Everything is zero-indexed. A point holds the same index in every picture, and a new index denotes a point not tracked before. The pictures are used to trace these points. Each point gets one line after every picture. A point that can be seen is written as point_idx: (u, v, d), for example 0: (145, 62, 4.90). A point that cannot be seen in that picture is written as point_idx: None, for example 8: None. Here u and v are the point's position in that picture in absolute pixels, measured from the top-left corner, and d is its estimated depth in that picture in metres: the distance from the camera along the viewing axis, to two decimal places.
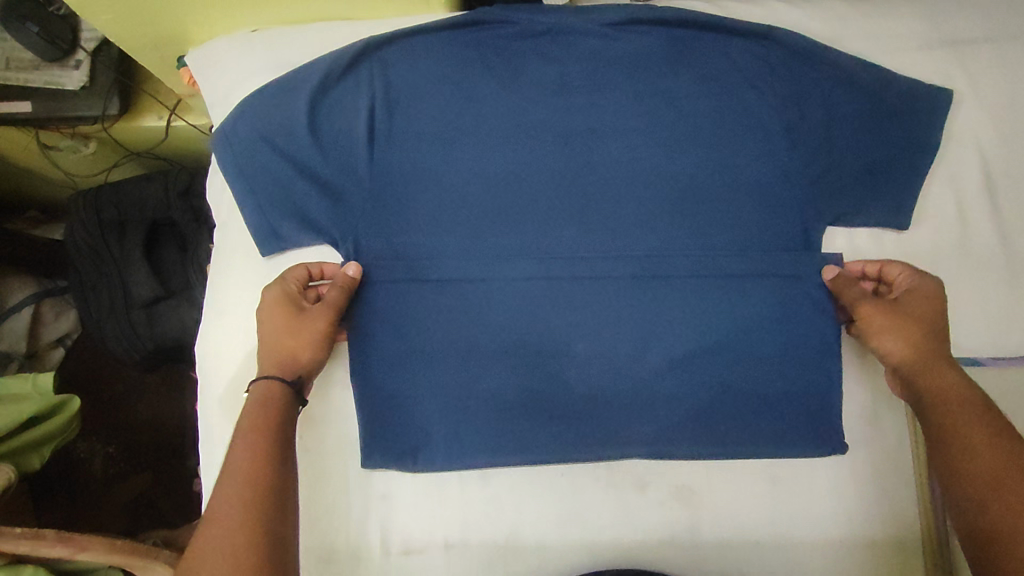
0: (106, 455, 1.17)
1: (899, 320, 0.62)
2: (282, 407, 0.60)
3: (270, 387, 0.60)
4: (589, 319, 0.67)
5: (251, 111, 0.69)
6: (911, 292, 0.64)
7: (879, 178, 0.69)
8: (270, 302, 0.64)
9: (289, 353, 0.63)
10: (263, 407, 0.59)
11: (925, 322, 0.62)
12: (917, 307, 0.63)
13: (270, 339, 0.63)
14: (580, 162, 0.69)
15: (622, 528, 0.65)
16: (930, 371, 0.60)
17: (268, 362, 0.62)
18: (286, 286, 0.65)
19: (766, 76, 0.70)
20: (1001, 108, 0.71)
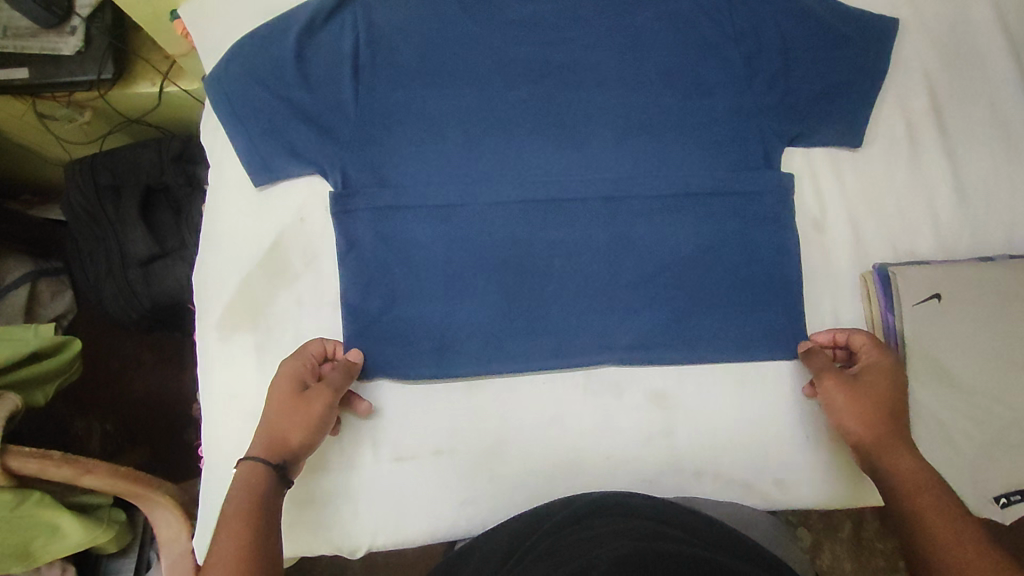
0: (101, 432, 1.17)
1: (855, 396, 0.62)
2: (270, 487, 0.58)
3: (256, 467, 0.59)
4: (566, 238, 0.71)
5: (241, 52, 0.73)
6: (869, 365, 0.64)
7: (836, 100, 0.73)
8: (280, 376, 0.65)
9: (283, 436, 0.62)
10: (247, 490, 0.57)
11: (882, 398, 0.62)
12: (874, 383, 0.63)
13: (267, 415, 0.63)
14: (553, 94, 0.73)
15: (602, 430, 0.69)
16: (888, 451, 0.59)
17: (260, 443, 0.61)
18: (297, 359, 0.66)
19: (724, 10, 0.74)
20: (943, 35, 0.76)
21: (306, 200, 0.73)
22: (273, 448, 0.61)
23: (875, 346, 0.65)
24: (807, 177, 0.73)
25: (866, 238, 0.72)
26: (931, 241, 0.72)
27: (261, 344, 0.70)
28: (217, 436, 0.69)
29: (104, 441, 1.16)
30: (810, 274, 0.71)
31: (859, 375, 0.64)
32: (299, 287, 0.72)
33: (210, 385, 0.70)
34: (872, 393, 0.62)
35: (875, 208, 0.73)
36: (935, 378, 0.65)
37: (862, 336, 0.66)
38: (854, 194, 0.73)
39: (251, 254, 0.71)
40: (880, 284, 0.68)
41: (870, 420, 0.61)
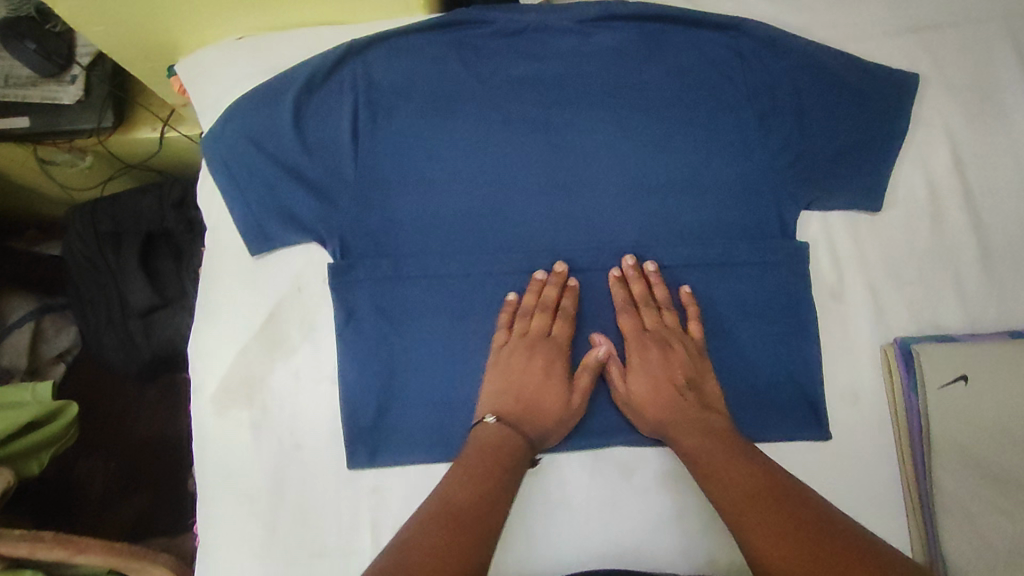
0: (104, 472, 1.13)
1: (638, 400, 0.65)
2: (522, 454, 0.60)
3: (521, 437, 0.61)
4: (572, 311, 0.69)
5: (239, 115, 0.71)
6: (635, 367, 0.65)
7: (854, 163, 0.70)
8: (556, 368, 0.66)
9: (544, 421, 0.64)
10: (508, 446, 0.59)
11: (664, 386, 0.64)
12: (647, 387, 0.64)
13: (530, 393, 0.64)
14: (558, 156, 0.71)
15: (611, 513, 0.66)
16: (672, 426, 0.62)
17: (521, 416, 0.63)
18: (567, 354, 0.67)
19: (737, 67, 0.71)
20: (967, 91, 0.72)
21: (303, 269, 0.70)
22: (534, 425, 0.63)
23: (628, 332, 0.67)
24: (825, 243, 0.70)
25: (887, 308, 0.69)
26: (957, 310, 0.68)
27: (257, 420, 0.68)
28: (212, 516, 0.67)
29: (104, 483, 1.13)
30: (828, 346, 0.68)
31: (630, 391, 0.65)
32: (298, 359, 0.69)
33: (206, 462, 0.68)
34: (653, 390, 0.64)
35: (897, 276, 0.69)
36: (961, 464, 0.62)
37: (623, 322, 0.67)
38: (874, 262, 0.70)
39: (247, 326, 0.69)
40: (902, 362, 0.65)
41: (657, 419, 0.64)
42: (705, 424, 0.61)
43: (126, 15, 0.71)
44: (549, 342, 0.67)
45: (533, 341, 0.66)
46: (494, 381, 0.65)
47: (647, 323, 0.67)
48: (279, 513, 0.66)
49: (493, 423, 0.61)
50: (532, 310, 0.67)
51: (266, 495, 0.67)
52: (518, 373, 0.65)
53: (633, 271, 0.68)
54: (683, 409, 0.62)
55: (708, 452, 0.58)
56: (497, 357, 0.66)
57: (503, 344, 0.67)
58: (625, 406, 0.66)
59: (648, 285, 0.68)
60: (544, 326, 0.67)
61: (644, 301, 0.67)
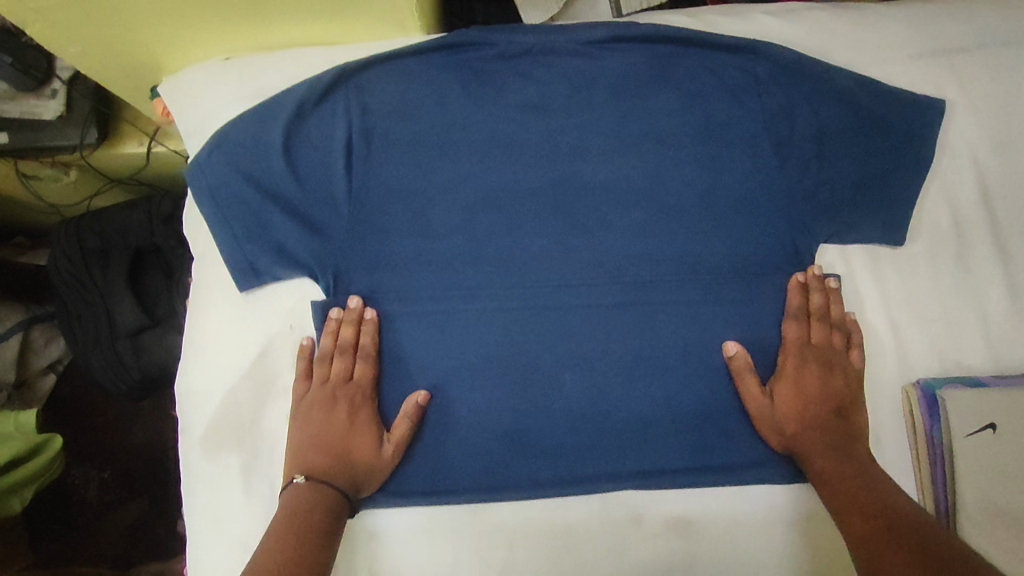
0: (99, 480, 1.15)
1: (783, 408, 0.63)
2: (336, 514, 0.58)
3: (330, 492, 0.59)
4: (578, 349, 0.65)
5: (226, 141, 0.67)
6: (789, 378, 0.63)
7: (874, 194, 0.66)
8: (310, 419, 0.62)
9: (354, 472, 0.61)
10: (309, 508, 0.57)
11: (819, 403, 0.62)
12: (792, 405, 0.63)
13: (338, 444, 0.61)
14: (563, 185, 0.67)
15: (617, 559, 0.64)
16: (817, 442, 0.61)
17: (333, 471, 0.60)
18: (372, 399, 0.64)
19: (752, 92, 0.68)
20: (995, 117, 0.69)
21: (295, 305, 0.67)
22: (344, 477, 0.60)
23: (791, 342, 0.64)
24: (843, 279, 0.67)
25: (908, 346, 0.66)
26: (982, 348, 0.65)
27: (248, 465, 0.65)
28: (201, 565, 0.64)
29: (100, 491, 1.14)
30: None
31: (778, 399, 0.63)
32: (289, 400, 0.66)
33: (193, 508, 0.65)
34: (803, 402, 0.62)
35: (919, 312, 0.66)
36: (988, 516, 0.60)
37: (788, 331, 0.64)
38: (894, 298, 0.66)
39: (236, 366, 0.66)
40: (926, 407, 0.62)
41: (794, 437, 0.62)
42: (845, 449, 0.59)
43: (106, 34, 0.67)
44: (349, 387, 0.63)
45: (332, 392, 0.63)
46: (298, 437, 0.62)
47: (813, 337, 0.64)
48: None
49: (299, 483, 0.58)
50: (331, 354, 0.64)
51: (257, 543, 0.64)
52: (318, 425, 0.62)
53: (817, 281, 0.64)
54: (824, 430, 0.61)
55: (838, 475, 0.57)
56: (298, 410, 0.63)
57: (305, 395, 0.64)
58: (762, 419, 0.63)
59: (826, 298, 0.64)
60: (344, 371, 0.64)
61: (819, 314, 0.64)
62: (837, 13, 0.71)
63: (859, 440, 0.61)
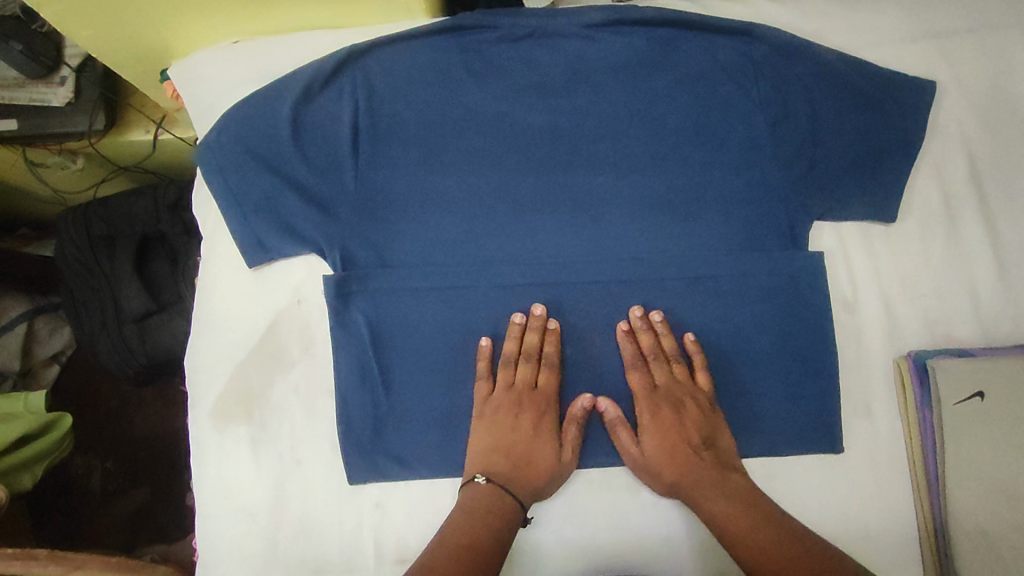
0: (103, 470, 1.16)
1: (661, 451, 0.63)
2: (512, 521, 0.60)
3: (511, 503, 0.61)
4: (580, 324, 0.67)
5: (235, 121, 0.69)
6: (647, 426, 0.64)
7: (867, 172, 0.68)
8: (489, 423, 0.64)
9: (534, 479, 0.63)
10: (493, 521, 0.59)
11: (677, 441, 0.63)
12: (660, 449, 0.63)
13: (523, 451, 0.63)
14: (565, 164, 0.69)
15: (618, 528, 0.65)
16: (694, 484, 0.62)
17: (517, 478, 0.62)
18: (556, 406, 0.65)
19: (749, 74, 0.70)
20: (984, 99, 0.71)
21: (303, 281, 0.68)
22: (528, 486, 0.63)
23: (639, 391, 0.65)
24: (837, 254, 0.69)
25: (900, 320, 0.67)
26: (971, 322, 0.67)
27: (257, 436, 0.66)
28: (209, 534, 0.65)
29: (104, 480, 1.15)
30: (841, 359, 0.67)
31: (644, 447, 0.63)
32: (297, 374, 0.67)
33: (203, 478, 0.66)
34: (675, 442, 0.63)
35: (911, 287, 0.68)
36: (978, 481, 0.61)
37: (635, 381, 0.65)
38: (887, 274, 0.68)
39: (246, 340, 0.67)
40: (916, 376, 0.64)
41: (674, 482, 0.62)
42: (728, 489, 0.61)
43: (117, 17, 0.69)
44: (535, 394, 0.65)
45: (519, 397, 0.65)
46: (481, 438, 0.64)
47: (658, 380, 0.65)
48: (279, 529, 0.65)
49: (482, 484, 0.61)
50: (514, 359, 0.65)
51: (265, 512, 0.65)
52: (504, 429, 0.64)
53: (641, 323, 0.66)
54: (697, 474, 0.62)
55: (737, 527, 0.58)
56: (482, 410, 0.64)
57: (489, 397, 0.65)
58: (640, 469, 0.64)
59: (656, 338, 0.66)
60: (529, 378, 0.65)
61: (654, 354, 0.65)
62: None
63: (728, 468, 0.63)
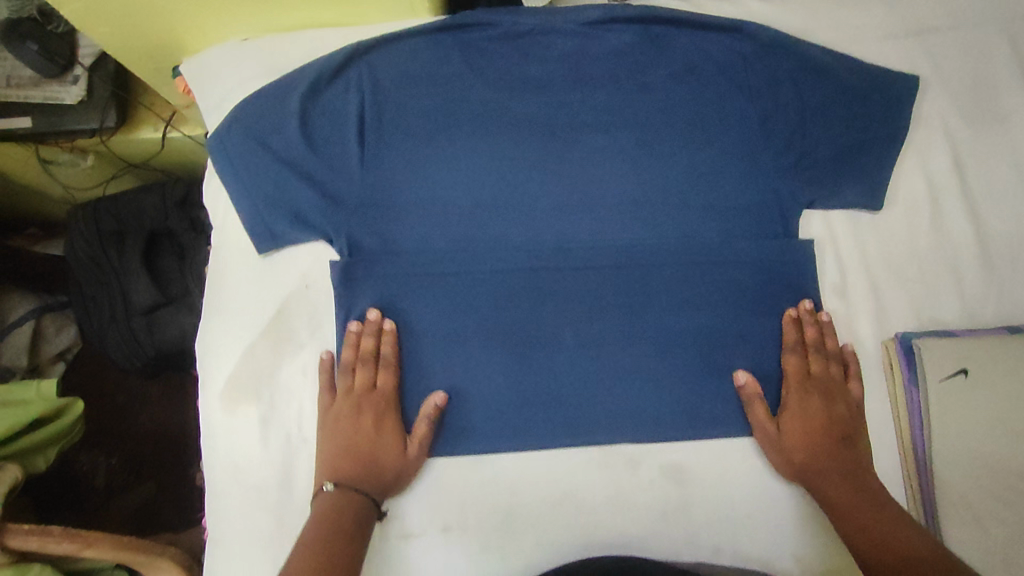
0: (107, 468, 1.17)
1: (802, 436, 0.65)
2: (364, 516, 0.61)
3: (363, 500, 0.62)
4: (578, 308, 0.69)
5: (245, 114, 0.71)
6: (792, 409, 0.66)
7: (854, 162, 0.71)
8: (335, 428, 0.66)
9: (376, 474, 0.64)
10: (342, 516, 0.60)
11: (820, 428, 0.65)
12: (800, 433, 0.65)
13: (365, 452, 0.65)
14: (563, 155, 0.72)
15: (615, 507, 0.67)
16: (825, 472, 0.63)
17: (362, 477, 0.64)
18: (396, 405, 0.67)
19: (739, 69, 0.73)
20: (966, 92, 0.74)
21: (310, 267, 0.71)
22: (373, 484, 0.64)
23: (793, 377, 0.67)
24: (826, 241, 0.71)
25: (887, 304, 0.70)
26: (956, 305, 0.70)
27: (265, 417, 0.68)
28: (219, 512, 0.67)
29: (109, 476, 1.16)
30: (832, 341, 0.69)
31: (783, 431, 0.65)
32: (304, 357, 0.70)
33: (213, 458, 0.68)
34: (817, 430, 0.64)
35: (898, 272, 0.70)
36: (963, 457, 0.63)
37: (789, 363, 0.67)
38: (874, 260, 0.71)
39: (255, 325, 0.70)
40: (903, 359, 0.66)
41: (802, 466, 0.64)
42: (858, 485, 0.61)
43: (133, 15, 0.71)
44: (373, 397, 0.66)
45: (358, 401, 0.66)
46: (328, 446, 0.65)
47: (813, 369, 0.67)
48: (287, 506, 0.67)
49: (331, 490, 0.62)
50: (353, 364, 0.67)
51: (274, 491, 0.67)
52: (347, 436, 0.65)
53: (807, 315, 0.68)
54: (826, 462, 0.63)
55: (861, 519, 0.58)
56: (325, 419, 0.66)
57: (330, 407, 0.67)
58: (769, 447, 0.66)
59: (822, 330, 0.68)
60: (366, 381, 0.66)
61: (815, 345, 0.67)
62: None
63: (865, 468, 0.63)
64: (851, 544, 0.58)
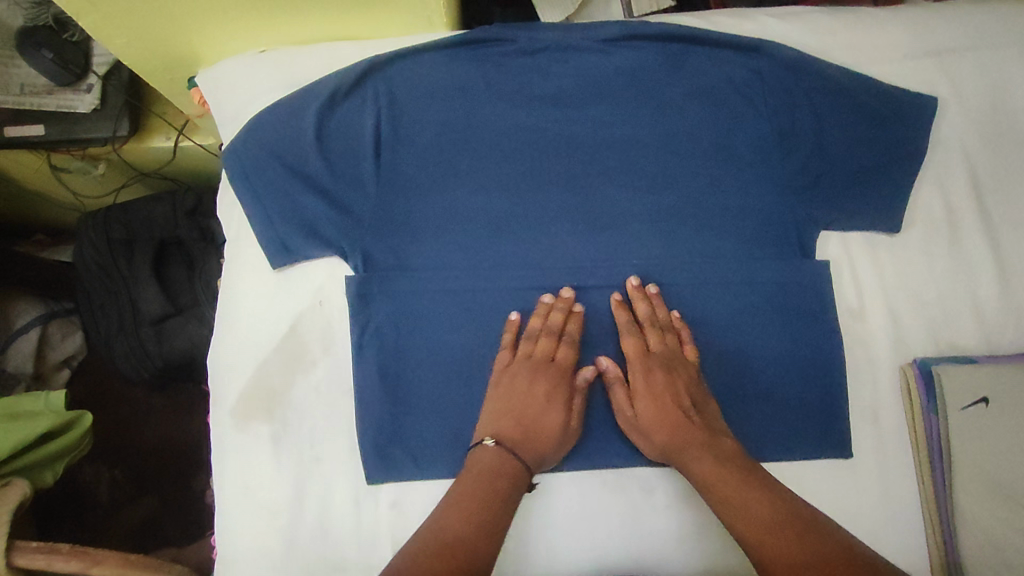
0: (110, 478, 1.16)
1: (658, 410, 0.63)
2: (516, 484, 0.59)
3: (519, 466, 0.60)
4: (594, 328, 0.69)
5: (261, 128, 0.71)
6: (640, 390, 0.64)
7: (872, 184, 0.70)
8: (519, 392, 0.64)
9: (537, 442, 0.63)
10: (503, 477, 0.59)
11: (676, 400, 0.63)
12: (655, 412, 0.63)
13: (532, 417, 0.63)
14: (580, 172, 0.71)
15: (630, 531, 0.66)
16: (686, 444, 0.61)
17: (524, 442, 0.62)
18: (572, 378, 0.66)
19: (757, 88, 0.72)
20: (984, 114, 0.73)
21: (324, 282, 0.70)
22: (535, 453, 0.63)
23: (634, 356, 0.66)
24: (845, 263, 0.71)
25: (906, 327, 0.69)
26: (975, 330, 0.69)
27: (278, 433, 0.68)
28: (228, 530, 0.67)
29: (112, 488, 1.15)
30: (850, 366, 0.69)
31: (639, 411, 0.64)
32: (317, 373, 0.69)
33: (224, 474, 0.68)
34: (665, 404, 0.63)
35: (916, 296, 0.70)
36: (982, 485, 0.62)
37: (627, 347, 0.66)
38: (892, 283, 0.70)
39: (268, 340, 0.69)
40: (922, 383, 0.65)
41: (666, 444, 0.62)
42: (716, 451, 0.60)
43: (150, 27, 0.71)
44: (553, 364, 0.66)
45: (537, 366, 0.65)
46: (500, 402, 0.64)
47: (651, 345, 0.66)
48: (298, 525, 0.66)
49: (491, 446, 0.61)
50: (540, 332, 0.66)
51: (285, 509, 0.66)
52: (518, 396, 0.64)
53: (637, 291, 0.67)
54: (690, 432, 0.61)
55: (723, 486, 0.57)
56: (502, 374, 0.65)
57: (505, 366, 0.66)
58: (634, 431, 0.65)
59: (650, 306, 0.67)
60: (549, 350, 0.66)
61: (650, 321, 0.67)
62: (836, 16, 0.76)
63: (717, 432, 0.62)
64: (719, 512, 0.57)
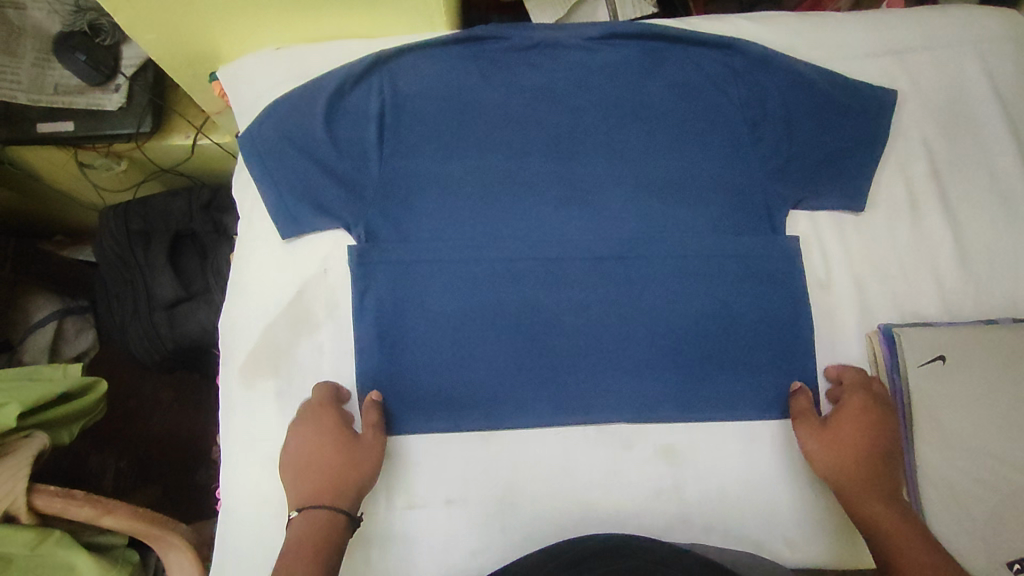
0: (115, 470, 1.17)
1: (853, 434, 0.66)
2: (338, 527, 0.63)
3: (329, 511, 0.64)
4: (578, 296, 0.74)
5: (275, 113, 0.77)
6: (845, 413, 0.67)
7: (837, 167, 0.76)
8: (293, 449, 0.67)
9: (336, 480, 0.66)
10: (311, 534, 0.62)
11: (872, 435, 0.66)
12: (851, 437, 0.66)
13: (320, 465, 0.66)
14: (567, 155, 0.77)
15: (611, 484, 0.70)
16: (867, 479, 0.64)
17: (322, 491, 0.65)
18: (335, 411, 0.69)
19: (730, 80, 0.78)
20: (941, 106, 0.79)
21: (330, 253, 0.76)
22: (342, 491, 0.65)
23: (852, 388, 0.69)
24: (813, 239, 0.76)
25: (870, 298, 0.74)
26: (935, 300, 0.74)
27: (282, 389, 0.73)
28: (236, 482, 0.71)
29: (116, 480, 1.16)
30: (817, 332, 0.74)
31: (834, 427, 0.67)
32: (322, 335, 0.75)
33: (231, 428, 0.73)
34: (862, 436, 0.66)
35: (879, 269, 0.75)
36: (944, 440, 0.66)
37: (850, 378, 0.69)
38: (857, 257, 0.75)
39: (275, 305, 0.74)
40: (886, 346, 0.70)
41: (847, 468, 0.65)
42: (895, 498, 0.63)
43: (179, 23, 0.79)
44: (312, 411, 0.69)
45: (301, 422, 0.69)
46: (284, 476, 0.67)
47: (874, 388, 0.69)
48: None
49: (297, 517, 0.64)
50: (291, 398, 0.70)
51: None
52: (301, 456, 0.67)
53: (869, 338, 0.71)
54: (874, 468, 0.65)
55: (891, 529, 0.61)
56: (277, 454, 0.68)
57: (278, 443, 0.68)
58: (818, 444, 0.67)
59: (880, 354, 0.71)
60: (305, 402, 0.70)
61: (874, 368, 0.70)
62: (804, 17, 0.82)
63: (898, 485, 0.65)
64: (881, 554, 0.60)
